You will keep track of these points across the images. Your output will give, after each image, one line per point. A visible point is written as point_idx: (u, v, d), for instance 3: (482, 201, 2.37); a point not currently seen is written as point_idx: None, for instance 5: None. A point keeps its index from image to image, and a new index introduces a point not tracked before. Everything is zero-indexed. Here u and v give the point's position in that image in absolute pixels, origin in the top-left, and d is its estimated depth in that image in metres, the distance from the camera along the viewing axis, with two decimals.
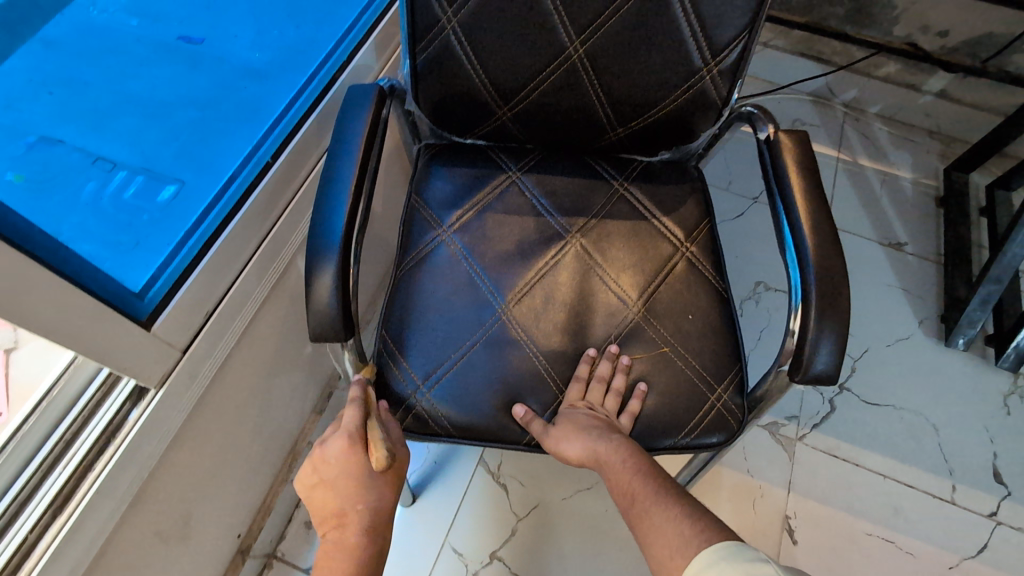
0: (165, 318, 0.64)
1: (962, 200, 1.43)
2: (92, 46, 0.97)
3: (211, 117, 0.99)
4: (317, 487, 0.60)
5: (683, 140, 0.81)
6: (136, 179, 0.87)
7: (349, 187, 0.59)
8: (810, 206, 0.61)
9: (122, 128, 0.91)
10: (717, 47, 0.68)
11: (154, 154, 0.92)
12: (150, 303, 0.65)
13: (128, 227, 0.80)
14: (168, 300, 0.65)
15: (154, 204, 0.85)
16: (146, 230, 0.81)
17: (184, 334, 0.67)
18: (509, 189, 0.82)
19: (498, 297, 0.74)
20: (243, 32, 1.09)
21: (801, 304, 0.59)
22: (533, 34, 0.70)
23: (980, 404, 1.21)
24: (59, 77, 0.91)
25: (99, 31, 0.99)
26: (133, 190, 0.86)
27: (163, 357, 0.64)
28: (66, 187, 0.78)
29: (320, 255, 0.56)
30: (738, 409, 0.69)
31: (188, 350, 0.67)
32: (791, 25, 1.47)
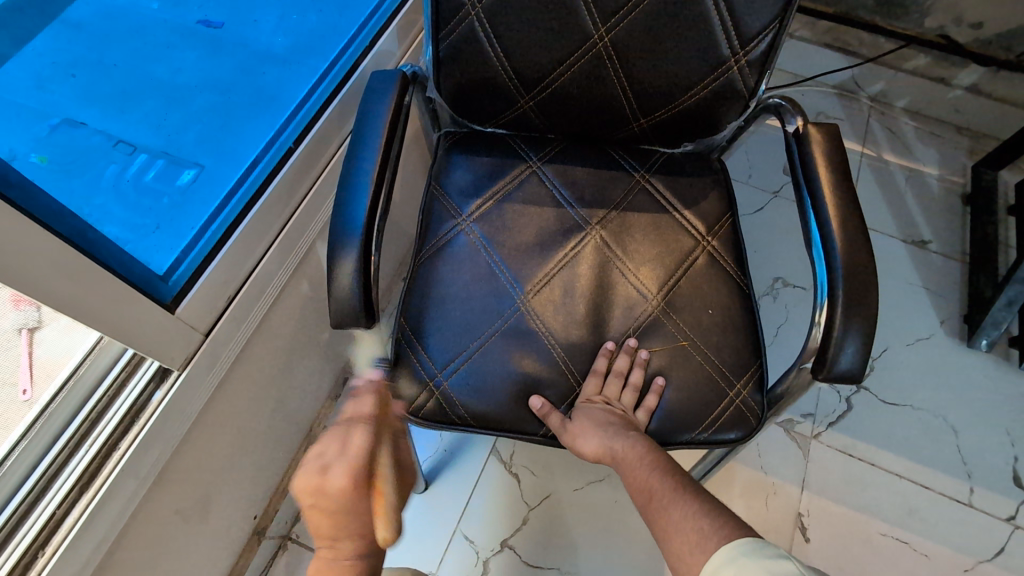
0: (188, 301, 0.64)
1: (990, 198, 1.40)
2: (112, 26, 0.97)
3: (231, 102, 1.00)
4: (312, 509, 0.73)
5: (708, 132, 0.80)
6: (157, 163, 0.88)
7: (373, 174, 0.59)
8: (839, 201, 0.60)
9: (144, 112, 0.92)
10: (746, 36, 0.67)
11: (176, 138, 0.93)
12: (175, 286, 0.65)
13: (150, 210, 0.81)
14: (192, 283, 0.66)
15: (176, 188, 0.86)
16: (169, 214, 0.82)
17: (207, 317, 0.67)
18: (529, 179, 0.81)
19: (516, 286, 0.73)
20: (265, 16, 1.09)
21: (827, 301, 0.58)
22: (558, 22, 0.69)
23: (1002, 407, 1.19)
24: (83, 57, 0.91)
25: (122, 13, 0.99)
26: (153, 173, 0.87)
27: (186, 340, 0.65)
28: (89, 169, 0.79)
29: (343, 242, 0.56)
30: (756, 405, 0.68)
31: (210, 333, 0.68)
32: None
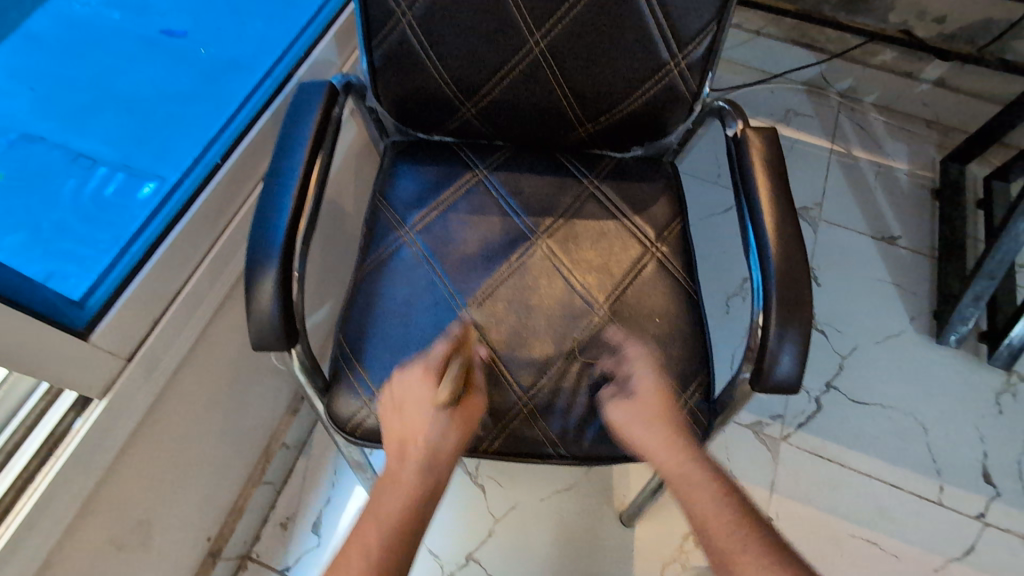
0: (104, 326, 0.62)
1: (958, 192, 1.39)
2: (74, 35, 0.96)
3: (191, 110, 0.93)
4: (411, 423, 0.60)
5: (655, 136, 0.79)
6: (117, 176, 0.84)
7: (294, 191, 0.57)
8: (775, 207, 0.59)
9: (103, 124, 0.89)
10: (684, 38, 0.66)
11: (137, 149, 0.88)
12: (88, 313, 0.63)
13: (106, 225, 0.77)
14: (108, 307, 0.64)
15: (138, 200, 0.81)
16: (124, 223, 0.77)
17: (130, 342, 0.65)
18: (475, 188, 0.80)
19: (458, 299, 0.72)
20: (227, 24, 1.03)
21: (763, 309, 0.56)
22: (492, 27, 0.67)
23: (972, 402, 1.18)
24: (48, 73, 0.90)
25: (85, 25, 0.97)
26: (114, 187, 0.83)
27: (106, 365, 0.63)
28: (43, 189, 0.78)
29: (261, 260, 0.54)
30: (703, 415, 0.67)
31: (134, 358, 0.66)
32: (783, 13, 1.41)
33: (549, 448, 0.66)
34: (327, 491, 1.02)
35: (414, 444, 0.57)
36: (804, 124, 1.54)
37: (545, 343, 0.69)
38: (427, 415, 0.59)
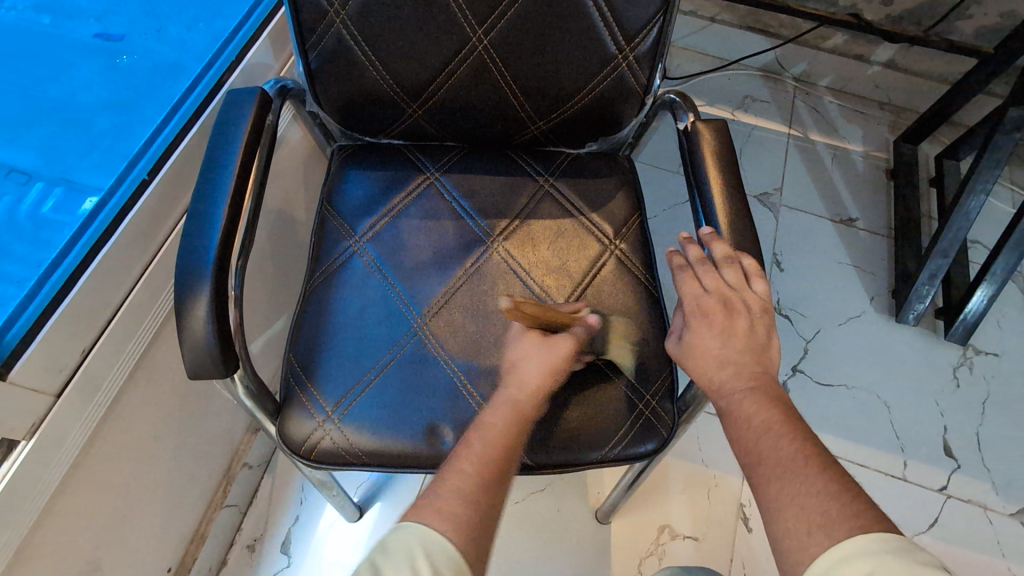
0: (24, 362, 0.58)
1: (911, 171, 1.42)
2: None
3: (138, 117, 0.81)
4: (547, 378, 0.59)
5: (609, 131, 0.77)
6: (57, 190, 0.74)
7: (226, 208, 0.54)
8: (727, 203, 0.58)
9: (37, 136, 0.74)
10: (630, 32, 0.64)
11: (76, 161, 0.76)
12: (6, 351, 0.59)
13: (45, 245, 0.69)
14: (27, 343, 0.59)
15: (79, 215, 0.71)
16: (55, 241, 0.69)
17: (56, 376, 0.61)
18: (426, 192, 0.77)
19: (412, 309, 0.69)
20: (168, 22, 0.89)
21: None
22: (432, 26, 0.64)
23: (931, 379, 1.21)
24: None
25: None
26: (53, 203, 0.73)
27: (31, 403, 0.59)
28: None
29: (191, 285, 0.51)
30: (668, 414, 0.66)
31: (63, 394, 0.62)
32: None
33: None
34: (294, 509, 0.99)
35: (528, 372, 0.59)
36: (761, 109, 1.55)
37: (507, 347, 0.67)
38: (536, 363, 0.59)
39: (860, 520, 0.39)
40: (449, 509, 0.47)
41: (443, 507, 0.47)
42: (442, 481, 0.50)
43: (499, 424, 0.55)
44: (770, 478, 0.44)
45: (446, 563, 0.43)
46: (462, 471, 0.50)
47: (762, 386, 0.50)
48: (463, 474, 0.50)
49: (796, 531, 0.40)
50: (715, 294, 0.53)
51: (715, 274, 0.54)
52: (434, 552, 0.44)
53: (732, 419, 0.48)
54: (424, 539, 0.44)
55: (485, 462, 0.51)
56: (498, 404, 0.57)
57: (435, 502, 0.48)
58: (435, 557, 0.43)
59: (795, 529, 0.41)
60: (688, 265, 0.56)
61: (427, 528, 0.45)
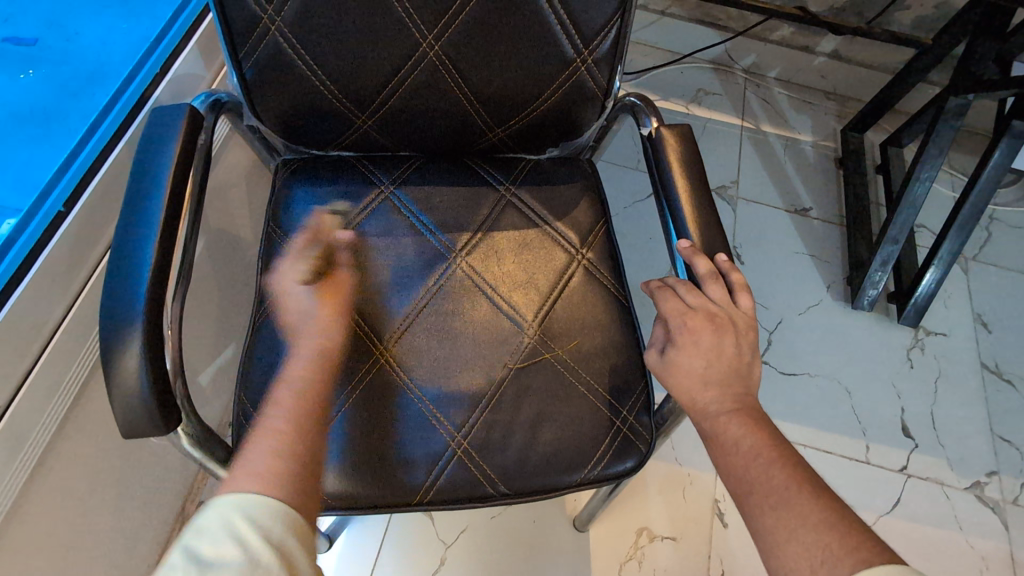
0: None
1: (859, 159, 1.46)
2: None
3: (55, 134, 0.72)
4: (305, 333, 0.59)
5: (568, 136, 0.75)
6: None
7: (155, 244, 0.48)
8: (697, 214, 0.56)
9: None
10: (588, 34, 0.62)
11: None
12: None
13: None
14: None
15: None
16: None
17: None
18: (381, 207, 0.73)
19: (372, 335, 0.65)
20: (83, 29, 0.80)
21: None
22: (379, 32, 0.59)
23: (887, 362, 1.25)
24: None
25: None
26: None
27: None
28: None
29: (119, 333, 0.45)
30: (646, 429, 0.64)
31: None
32: None
33: (489, 487, 0.60)
34: None
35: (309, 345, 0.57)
36: (714, 103, 1.56)
37: (479, 369, 0.64)
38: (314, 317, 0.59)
39: (860, 552, 0.38)
40: (267, 469, 0.45)
41: (250, 467, 0.45)
42: (243, 460, 0.47)
43: (296, 392, 0.53)
44: (763, 508, 0.43)
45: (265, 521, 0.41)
46: (275, 433, 0.49)
47: (746, 407, 0.48)
48: (277, 436, 0.48)
49: (797, 567, 0.39)
50: (700, 309, 0.51)
51: (699, 291, 0.52)
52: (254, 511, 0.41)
53: (717, 443, 0.47)
54: (248, 506, 0.41)
55: (300, 421, 0.51)
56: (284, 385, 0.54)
57: (244, 466, 0.45)
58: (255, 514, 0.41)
59: (797, 566, 0.39)
60: (669, 283, 0.54)
61: (243, 492, 0.42)
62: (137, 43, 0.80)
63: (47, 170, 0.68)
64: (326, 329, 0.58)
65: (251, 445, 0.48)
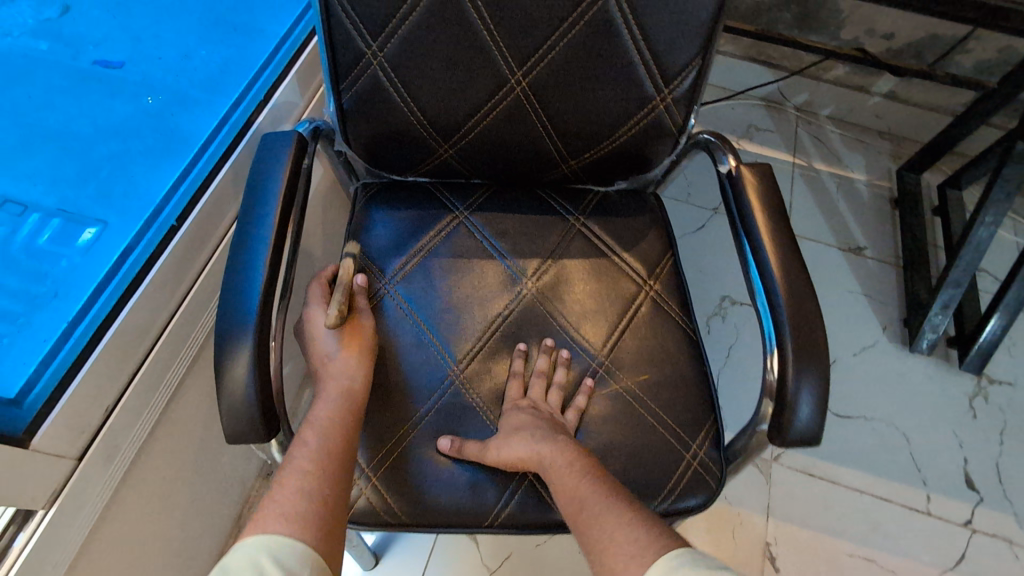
0: (46, 430, 0.57)
1: (916, 200, 1.44)
2: None
3: (161, 150, 0.82)
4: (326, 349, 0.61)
5: (639, 170, 0.76)
6: (53, 223, 0.70)
7: (267, 261, 0.52)
8: (777, 253, 0.57)
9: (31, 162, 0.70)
10: (669, 74, 0.63)
11: (74, 190, 0.73)
12: (25, 416, 0.59)
13: (49, 279, 0.68)
14: (46, 411, 0.59)
15: (77, 249, 0.71)
16: (69, 279, 0.69)
17: (78, 440, 0.61)
18: (457, 231, 0.75)
19: (447, 358, 0.67)
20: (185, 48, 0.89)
21: (777, 346, 0.55)
22: (472, 67, 0.63)
23: (948, 409, 1.21)
24: None
25: None
26: (49, 236, 0.70)
27: (47, 477, 0.58)
28: None
29: (235, 340, 0.49)
30: (715, 463, 0.63)
31: (84, 458, 0.62)
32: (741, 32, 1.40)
33: (557, 512, 0.61)
34: None
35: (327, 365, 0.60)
36: (766, 139, 1.57)
37: (553, 394, 0.66)
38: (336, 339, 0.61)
39: None
40: (294, 510, 0.49)
41: (278, 508, 0.49)
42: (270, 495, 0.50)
43: (331, 416, 0.57)
44: None
45: (290, 556, 0.45)
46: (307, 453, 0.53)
47: None
48: (303, 473, 0.52)
49: None
50: None
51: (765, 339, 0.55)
52: (282, 556, 0.45)
53: None
54: (275, 549, 0.45)
55: (325, 455, 0.54)
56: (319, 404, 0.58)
57: (272, 508, 0.49)
58: (283, 559, 0.45)
59: None
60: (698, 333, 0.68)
61: (274, 536, 0.46)
62: (237, 72, 0.91)
63: (161, 186, 0.78)
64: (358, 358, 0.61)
65: (278, 484, 0.51)
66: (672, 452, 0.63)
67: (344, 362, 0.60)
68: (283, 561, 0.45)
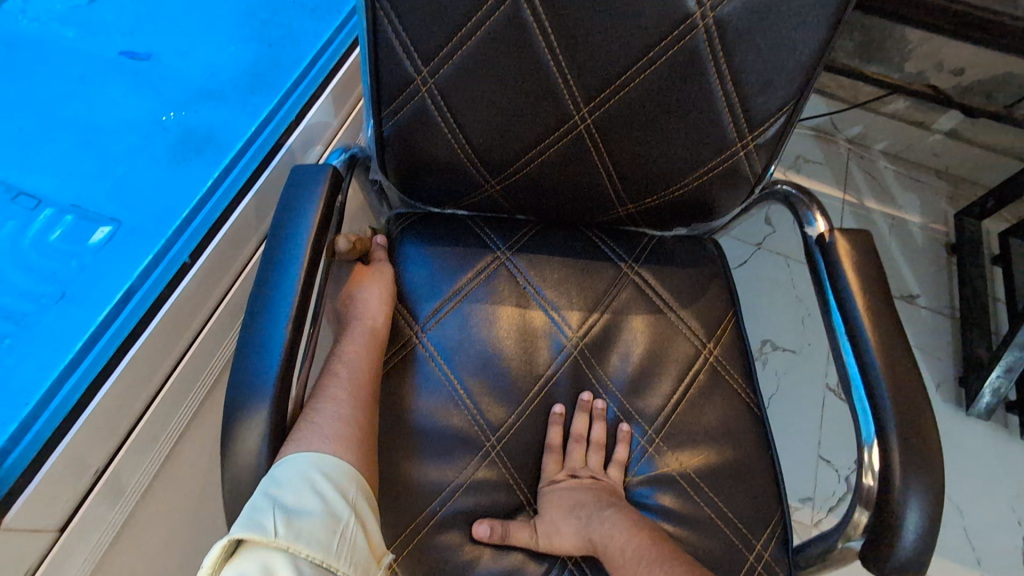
0: (24, 501, 0.52)
1: (976, 248, 1.34)
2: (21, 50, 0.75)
3: (182, 161, 0.78)
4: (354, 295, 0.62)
5: (703, 218, 0.68)
6: (65, 219, 0.70)
7: (290, 316, 0.45)
8: (878, 339, 0.49)
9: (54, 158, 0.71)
10: (756, 120, 0.55)
11: (90, 188, 0.72)
12: (6, 483, 0.53)
13: (57, 280, 0.67)
14: (35, 470, 0.54)
15: (87, 249, 0.70)
16: (79, 281, 0.68)
17: (64, 504, 0.55)
18: (497, 274, 0.68)
19: (480, 423, 0.61)
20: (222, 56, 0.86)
21: (876, 446, 0.47)
22: (531, 100, 0.55)
23: (1007, 481, 1.11)
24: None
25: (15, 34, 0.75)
26: (60, 233, 0.69)
27: (27, 548, 0.52)
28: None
29: (248, 408, 0.42)
30: (782, 567, 0.56)
31: (68, 526, 0.55)
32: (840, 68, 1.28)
33: None
34: None
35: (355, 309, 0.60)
36: (815, 172, 1.48)
37: (595, 456, 0.61)
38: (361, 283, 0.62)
39: None
40: (334, 432, 0.48)
41: (319, 429, 0.48)
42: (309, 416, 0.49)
43: (360, 351, 0.57)
44: None
45: (340, 475, 0.46)
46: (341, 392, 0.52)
47: None
48: (339, 399, 0.51)
49: None
50: None
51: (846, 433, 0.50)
52: (331, 470, 0.45)
53: None
54: (322, 464, 0.45)
55: (357, 385, 0.54)
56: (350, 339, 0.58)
57: (313, 428, 0.47)
58: (331, 472, 0.45)
59: None
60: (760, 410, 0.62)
61: (318, 452, 0.45)
62: (268, 86, 0.86)
63: (179, 210, 0.74)
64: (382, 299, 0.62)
65: (315, 407, 0.50)
66: (733, 551, 0.56)
67: (369, 300, 0.61)
68: (333, 481, 0.45)
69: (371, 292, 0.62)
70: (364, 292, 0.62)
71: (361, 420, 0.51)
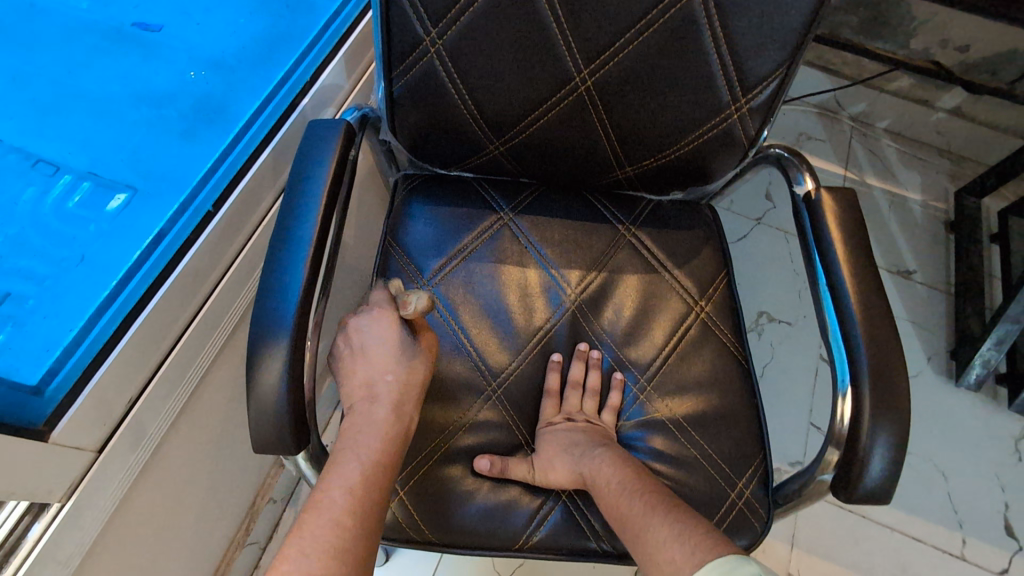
0: (65, 424, 0.57)
1: (974, 226, 1.36)
2: None
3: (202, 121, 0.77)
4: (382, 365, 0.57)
5: (698, 182, 0.71)
6: (83, 186, 0.64)
7: (307, 258, 0.49)
8: (857, 289, 0.52)
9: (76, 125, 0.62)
10: (749, 83, 0.58)
11: (109, 154, 0.66)
12: (46, 408, 0.58)
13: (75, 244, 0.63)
14: (71, 400, 0.58)
15: (107, 216, 0.66)
16: (101, 247, 0.65)
17: (98, 432, 0.60)
18: (500, 234, 0.71)
19: (483, 369, 0.65)
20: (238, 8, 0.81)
21: (849, 391, 0.50)
22: (534, 61, 0.58)
23: (992, 450, 1.15)
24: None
25: None
26: (78, 200, 0.63)
27: (63, 471, 0.57)
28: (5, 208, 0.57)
29: (268, 340, 0.46)
30: (761, 504, 0.60)
31: (103, 450, 0.61)
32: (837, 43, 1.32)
33: (592, 541, 0.59)
34: None
35: (380, 382, 0.56)
36: (817, 149, 1.49)
37: (590, 401, 0.64)
38: (392, 352, 0.57)
39: None
40: (346, 515, 0.47)
41: (329, 512, 0.47)
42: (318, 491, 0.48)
43: (386, 433, 0.54)
44: None
45: None
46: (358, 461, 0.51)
47: None
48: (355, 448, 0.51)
49: None
50: None
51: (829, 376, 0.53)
52: None
53: None
54: None
55: (379, 464, 0.52)
56: (365, 419, 0.54)
57: (322, 512, 0.47)
58: None
59: None
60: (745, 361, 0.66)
61: None
62: (280, 46, 0.86)
63: (198, 167, 0.75)
64: (410, 374, 0.57)
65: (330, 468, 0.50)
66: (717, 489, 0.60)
67: (399, 380, 0.56)
68: None
69: (405, 369, 0.57)
70: (400, 365, 0.57)
71: (392, 397, 0.56)
